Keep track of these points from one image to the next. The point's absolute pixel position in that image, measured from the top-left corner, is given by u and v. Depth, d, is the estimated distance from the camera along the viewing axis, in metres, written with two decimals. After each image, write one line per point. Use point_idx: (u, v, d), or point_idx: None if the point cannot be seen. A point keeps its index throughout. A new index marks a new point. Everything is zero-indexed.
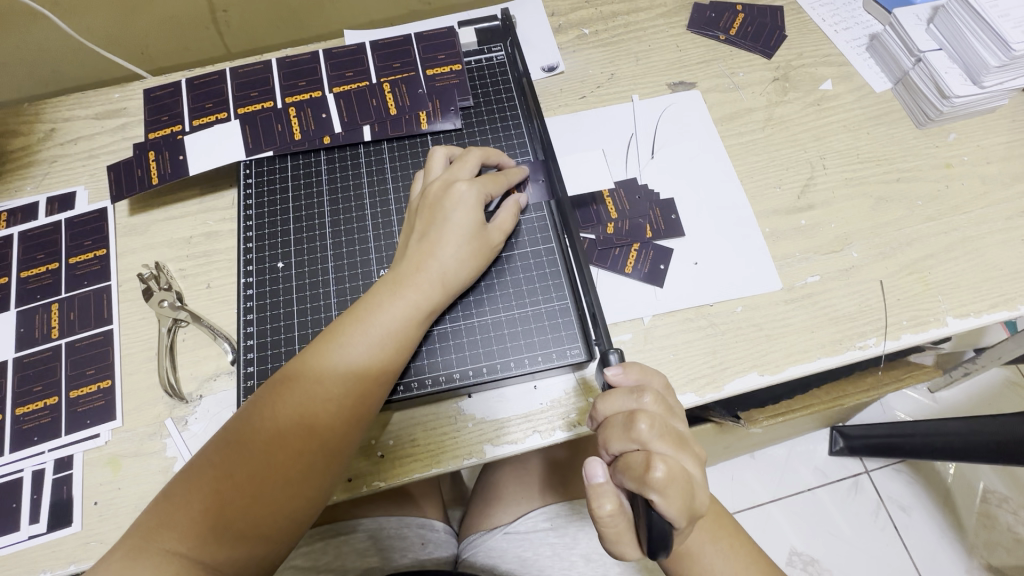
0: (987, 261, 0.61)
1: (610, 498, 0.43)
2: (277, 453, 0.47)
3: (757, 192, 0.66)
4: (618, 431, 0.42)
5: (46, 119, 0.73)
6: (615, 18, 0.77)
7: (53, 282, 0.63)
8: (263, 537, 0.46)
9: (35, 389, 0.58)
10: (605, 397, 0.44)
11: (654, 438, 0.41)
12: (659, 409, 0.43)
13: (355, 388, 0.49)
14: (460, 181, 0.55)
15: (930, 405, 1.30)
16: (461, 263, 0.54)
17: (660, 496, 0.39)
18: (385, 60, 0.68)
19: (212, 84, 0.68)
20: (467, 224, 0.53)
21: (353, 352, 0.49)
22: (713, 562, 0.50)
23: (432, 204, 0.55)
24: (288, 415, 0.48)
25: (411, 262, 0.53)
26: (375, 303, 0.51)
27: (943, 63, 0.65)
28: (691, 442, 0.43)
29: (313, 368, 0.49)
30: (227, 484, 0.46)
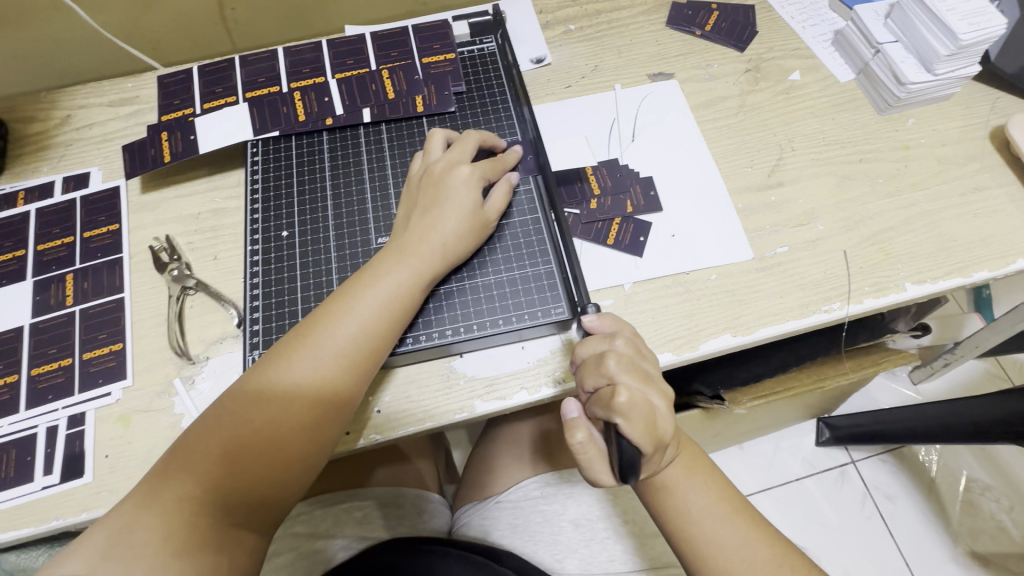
0: (943, 233, 0.66)
1: (582, 428, 0.50)
2: (289, 406, 0.50)
3: (730, 171, 0.71)
4: (592, 369, 0.50)
5: (62, 106, 0.77)
6: (599, 15, 0.83)
7: (68, 254, 0.67)
8: (274, 485, 0.49)
9: (50, 351, 0.62)
10: (583, 343, 0.52)
11: (619, 373, 0.49)
12: (628, 351, 0.51)
13: (362, 347, 0.52)
14: (462, 164, 0.60)
15: (912, 395, 1.34)
16: (460, 237, 0.58)
17: (625, 421, 0.46)
18: (383, 49, 0.73)
19: (221, 71, 0.72)
20: (467, 202, 0.58)
21: (361, 313, 0.53)
22: (687, 495, 0.55)
23: (435, 182, 0.59)
24: (299, 371, 0.51)
25: (415, 232, 0.57)
26: (381, 268, 0.55)
27: (899, 53, 0.71)
28: (657, 380, 0.51)
29: (323, 327, 0.52)
30: (239, 435, 0.48)
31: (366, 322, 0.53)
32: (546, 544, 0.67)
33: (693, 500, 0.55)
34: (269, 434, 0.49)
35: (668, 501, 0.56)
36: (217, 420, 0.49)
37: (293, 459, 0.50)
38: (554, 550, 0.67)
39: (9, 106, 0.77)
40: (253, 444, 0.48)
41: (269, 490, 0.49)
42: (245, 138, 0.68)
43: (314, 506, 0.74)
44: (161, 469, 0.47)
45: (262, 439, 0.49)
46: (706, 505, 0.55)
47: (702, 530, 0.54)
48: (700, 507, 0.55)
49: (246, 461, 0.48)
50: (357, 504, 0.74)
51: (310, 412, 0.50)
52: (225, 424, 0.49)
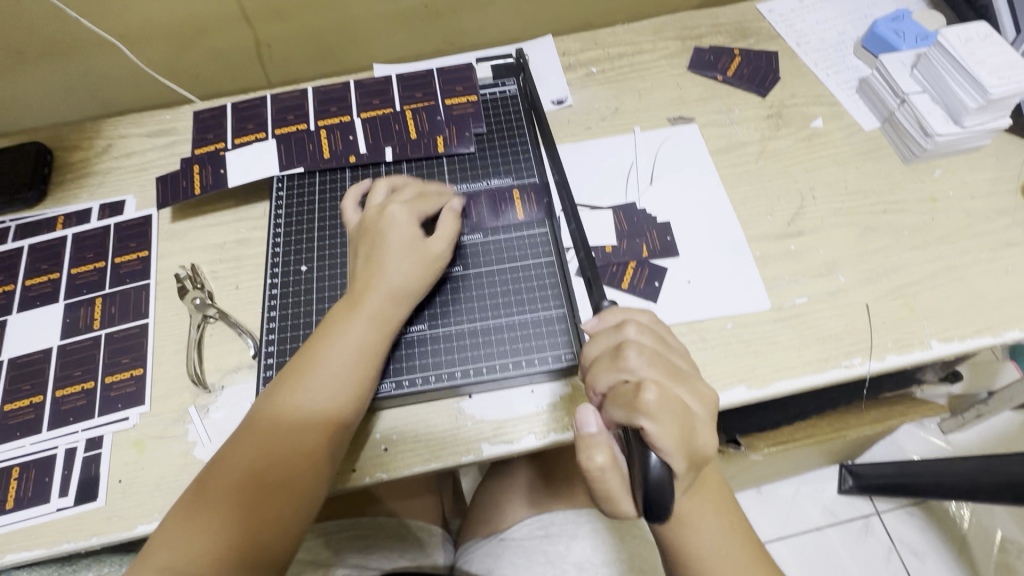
0: (972, 289, 0.64)
1: (602, 449, 0.43)
2: (280, 451, 0.51)
3: (749, 218, 0.70)
4: (607, 365, 0.45)
5: (104, 136, 0.81)
6: (621, 58, 0.84)
7: (99, 278, 0.70)
8: (281, 523, 0.50)
9: (74, 374, 0.64)
10: (595, 338, 0.48)
11: (642, 365, 0.44)
12: (648, 342, 0.46)
13: (348, 383, 0.53)
14: (393, 204, 0.60)
15: (942, 446, 1.28)
16: (416, 278, 0.58)
17: (652, 423, 0.40)
18: (408, 90, 0.75)
19: (253, 108, 0.75)
20: (404, 240, 0.58)
21: (336, 356, 0.54)
22: (702, 534, 0.52)
23: (370, 229, 0.60)
24: (285, 416, 0.52)
25: (363, 280, 0.57)
26: (341, 319, 0.56)
27: (926, 104, 0.70)
28: (687, 374, 0.45)
29: (302, 372, 0.53)
30: (247, 475, 0.50)
31: (345, 362, 0.54)
32: None
33: (707, 538, 0.52)
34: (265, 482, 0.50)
35: (683, 539, 0.52)
36: (213, 472, 0.51)
37: (296, 499, 0.50)
38: None
39: (56, 134, 0.82)
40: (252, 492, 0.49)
41: (270, 535, 0.49)
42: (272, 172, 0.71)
43: (318, 533, 0.73)
44: (170, 525, 0.49)
45: (268, 479, 0.50)
46: (719, 543, 0.52)
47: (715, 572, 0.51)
48: (712, 547, 0.52)
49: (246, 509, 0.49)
50: (358, 534, 0.74)
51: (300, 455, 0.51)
52: (222, 476, 0.50)
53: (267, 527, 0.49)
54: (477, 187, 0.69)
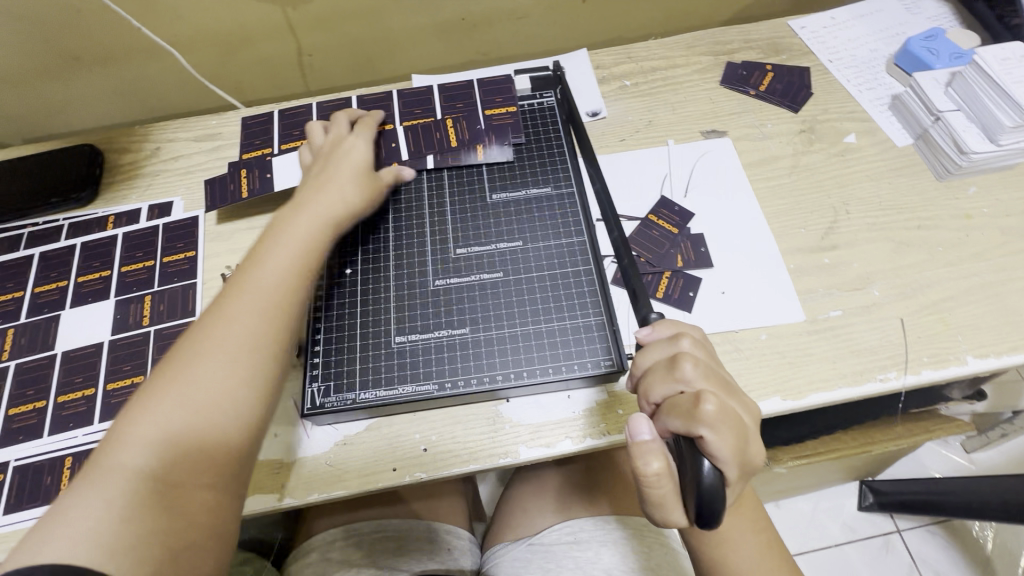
0: (1007, 306, 0.64)
1: (657, 455, 0.42)
2: (228, 344, 0.50)
3: (783, 231, 0.71)
4: (662, 376, 0.47)
5: (153, 139, 0.85)
6: (654, 72, 0.85)
7: (148, 277, 0.72)
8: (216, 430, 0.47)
9: (124, 368, 0.66)
10: (649, 350, 0.49)
11: (699, 378, 0.45)
12: (701, 356, 0.47)
13: (289, 282, 0.55)
14: (347, 137, 0.70)
15: (966, 466, 1.27)
16: (359, 194, 0.65)
17: (711, 433, 0.41)
18: (449, 101, 0.77)
19: (299, 115, 0.78)
20: (358, 165, 0.67)
21: (272, 257, 0.57)
22: (740, 552, 0.52)
23: (327, 154, 0.68)
24: (222, 327, 0.51)
25: (306, 193, 0.63)
26: (275, 228, 0.60)
27: (961, 122, 0.70)
28: (737, 390, 0.47)
29: (254, 274, 0.55)
30: (174, 391, 0.47)
31: (286, 262, 0.57)
32: None
33: (746, 559, 0.52)
34: (212, 384, 0.48)
35: (721, 557, 0.52)
36: (159, 375, 0.49)
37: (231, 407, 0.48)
38: None
39: (107, 136, 0.85)
40: (212, 403, 0.47)
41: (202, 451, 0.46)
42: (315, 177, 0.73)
43: (349, 532, 0.74)
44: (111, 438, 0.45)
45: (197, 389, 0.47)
46: (758, 563, 0.52)
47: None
48: (751, 567, 0.52)
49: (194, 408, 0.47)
50: (388, 534, 0.74)
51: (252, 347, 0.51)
52: (164, 381, 0.48)
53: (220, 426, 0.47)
54: (516, 195, 0.71)
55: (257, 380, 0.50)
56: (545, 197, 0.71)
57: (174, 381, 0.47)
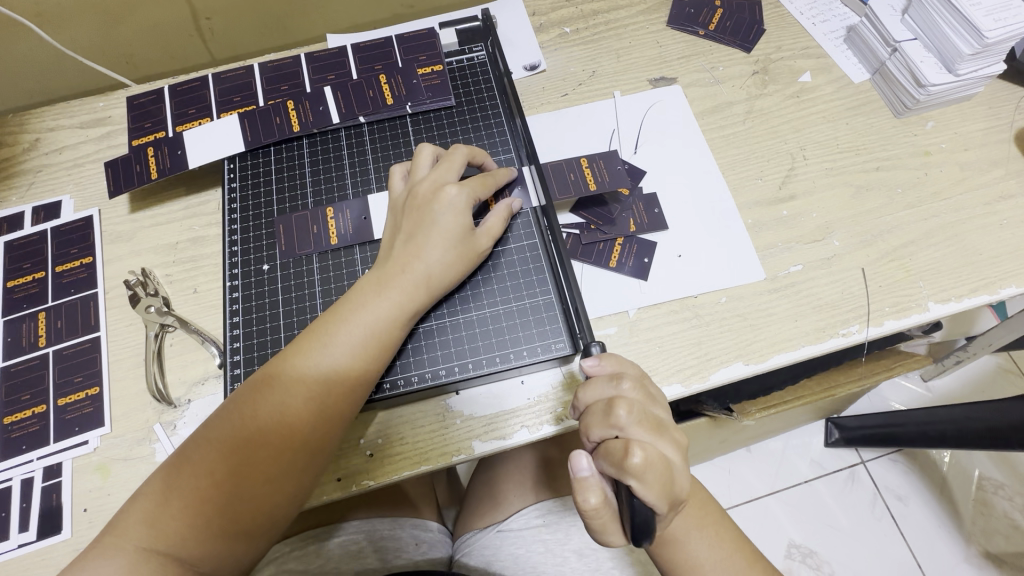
0: (966, 245, 0.62)
1: (596, 491, 0.42)
2: (250, 451, 0.46)
3: (739, 183, 0.67)
4: (598, 418, 0.44)
5: (30, 129, 0.72)
6: (596, 16, 0.78)
7: (40, 291, 0.63)
8: (242, 531, 0.46)
9: (22, 398, 0.59)
10: (588, 386, 0.46)
11: (631, 423, 0.42)
12: (637, 397, 0.44)
13: (334, 389, 0.48)
14: (449, 184, 0.55)
15: (924, 394, 1.31)
16: (449, 267, 0.54)
17: (639, 483, 0.39)
18: (367, 62, 0.69)
19: (194, 90, 0.68)
20: (454, 227, 0.53)
21: (335, 352, 0.49)
22: (695, 549, 0.50)
23: (421, 206, 0.54)
24: (268, 416, 0.47)
25: (397, 261, 0.53)
26: (363, 299, 0.51)
27: (918, 52, 0.66)
28: (670, 426, 0.44)
29: (301, 359, 0.49)
30: (207, 481, 0.45)
31: (338, 363, 0.49)
32: None
33: (697, 549, 0.50)
34: (246, 494, 0.46)
35: (670, 552, 0.51)
36: (194, 449, 0.47)
37: (258, 508, 0.46)
38: None
39: None
40: (233, 511, 0.45)
41: (239, 543, 0.46)
42: (232, 153, 0.65)
43: (307, 540, 0.68)
44: (137, 505, 0.45)
45: (226, 483, 0.45)
46: (713, 556, 0.50)
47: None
48: (702, 558, 0.50)
49: (215, 507, 0.45)
50: (351, 535, 0.69)
51: (285, 452, 0.47)
52: (194, 465, 0.46)
53: (238, 531, 0.46)
54: None
55: (271, 492, 0.47)
56: (572, 160, 0.65)
57: (199, 474, 0.45)
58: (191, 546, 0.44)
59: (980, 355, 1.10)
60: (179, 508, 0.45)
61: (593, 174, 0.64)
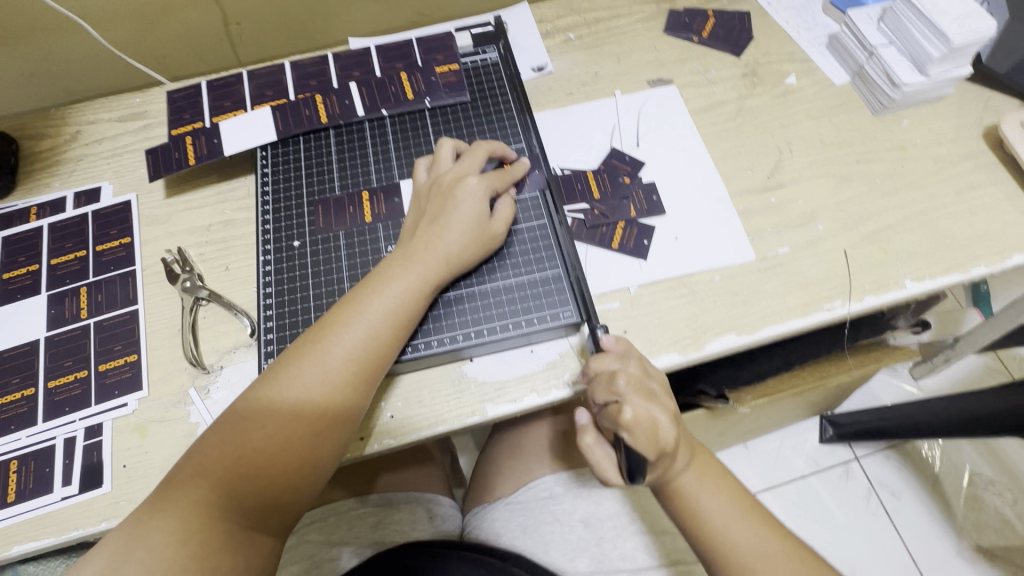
0: (940, 231, 0.67)
1: (591, 433, 0.56)
2: (292, 413, 0.51)
3: (730, 174, 0.72)
4: (601, 385, 0.52)
5: (72, 122, 0.78)
6: (598, 24, 0.84)
7: (81, 268, 0.68)
8: (286, 486, 0.50)
9: (65, 364, 0.63)
10: (598, 357, 0.53)
11: (629, 392, 0.51)
12: (635, 370, 0.53)
13: (369, 354, 0.53)
14: (470, 175, 0.60)
15: (914, 391, 1.35)
16: (468, 246, 0.58)
17: (631, 437, 0.50)
18: (389, 61, 0.75)
19: (229, 85, 0.74)
20: (472, 212, 0.59)
21: (366, 322, 0.54)
22: (702, 496, 0.55)
23: (443, 192, 0.60)
24: (306, 381, 0.51)
25: (422, 238, 0.58)
26: (390, 273, 0.56)
27: (893, 56, 0.72)
28: (661, 396, 0.53)
29: (337, 328, 0.53)
30: (251, 440, 0.49)
31: (372, 330, 0.54)
32: (558, 542, 0.68)
33: (709, 501, 0.55)
34: (289, 451, 0.50)
35: (683, 505, 0.55)
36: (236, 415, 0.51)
37: (300, 465, 0.50)
38: (566, 549, 0.68)
39: (18, 123, 0.78)
40: (276, 469, 0.49)
41: (281, 499, 0.50)
42: (264, 141, 0.70)
43: (327, 513, 0.72)
44: (186, 462, 0.49)
45: (274, 440, 0.50)
46: (720, 506, 0.55)
47: (722, 531, 0.54)
48: (709, 506, 0.55)
49: (261, 463, 0.49)
50: (368, 510, 0.73)
51: (323, 413, 0.51)
52: (239, 424, 0.50)
53: (282, 487, 0.50)
54: None
55: (310, 450, 0.51)
56: (580, 171, 0.72)
57: (246, 434, 0.50)
58: (238, 501, 0.48)
59: (966, 353, 1.15)
60: (227, 465, 0.48)
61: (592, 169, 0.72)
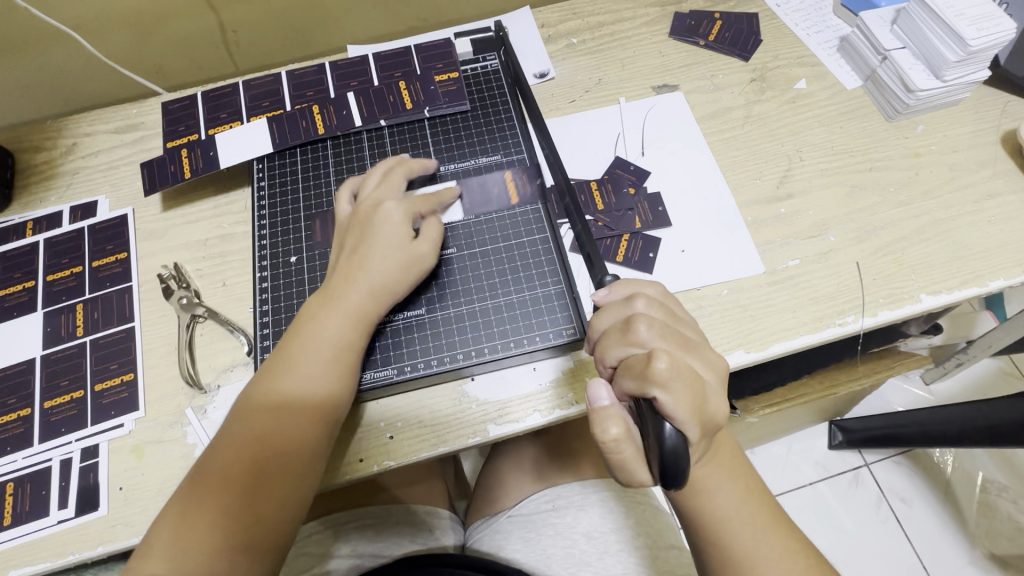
0: (957, 242, 0.65)
1: (615, 421, 0.42)
2: (243, 465, 0.49)
3: (739, 183, 0.70)
4: (618, 338, 0.45)
5: (68, 134, 0.77)
6: (601, 28, 0.82)
7: (78, 284, 0.67)
8: (252, 536, 0.48)
9: (61, 384, 0.62)
10: (602, 312, 0.48)
11: (653, 338, 0.44)
12: (658, 316, 0.46)
13: (308, 396, 0.51)
14: (387, 201, 0.59)
15: (925, 397, 1.32)
16: (400, 271, 0.56)
17: (664, 393, 0.40)
18: (387, 70, 0.73)
19: (225, 96, 0.72)
20: (396, 238, 0.57)
21: (302, 365, 0.52)
22: (718, 498, 0.51)
23: (361, 223, 0.58)
24: (252, 432, 0.50)
25: (342, 271, 0.56)
26: (313, 314, 0.54)
27: (907, 60, 0.70)
28: (697, 344, 0.45)
29: (277, 375, 0.52)
30: (207, 501, 0.48)
31: (309, 371, 0.52)
32: (560, 556, 0.66)
33: (723, 501, 0.51)
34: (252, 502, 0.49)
35: (697, 503, 0.52)
36: (200, 467, 0.50)
37: (261, 513, 0.49)
38: (568, 563, 0.66)
39: (13, 135, 0.77)
40: (238, 521, 0.48)
41: (253, 547, 0.48)
42: (261, 153, 0.69)
43: (326, 524, 0.71)
44: (150, 529, 0.49)
45: (227, 495, 0.48)
46: (739, 508, 0.51)
47: (733, 535, 0.51)
48: (729, 510, 0.51)
49: (224, 518, 0.48)
50: (368, 522, 0.72)
51: (280, 458, 0.50)
52: (195, 486, 0.49)
53: (249, 535, 0.48)
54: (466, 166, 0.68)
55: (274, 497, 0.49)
56: (583, 181, 0.70)
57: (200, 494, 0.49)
58: (204, 559, 0.47)
59: (980, 357, 1.11)
60: (184, 526, 0.47)
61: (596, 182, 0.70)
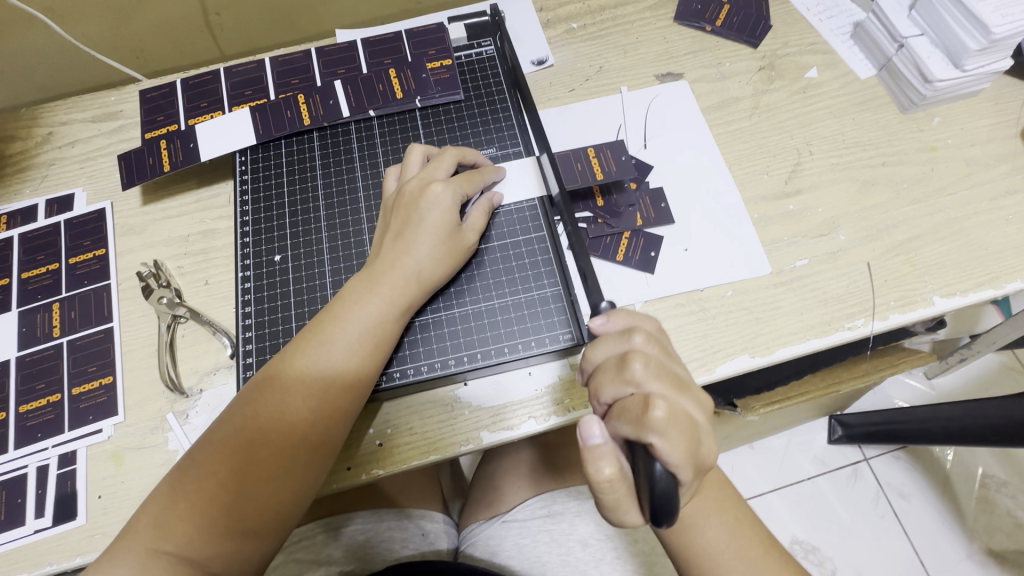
0: (972, 241, 0.62)
1: (609, 460, 0.40)
2: (255, 451, 0.47)
3: (745, 178, 0.67)
4: (612, 375, 0.42)
5: (43, 123, 0.73)
6: (603, 12, 0.78)
7: (54, 282, 0.64)
8: (253, 530, 0.46)
9: (37, 387, 0.60)
10: (596, 344, 0.45)
11: (648, 378, 0.41)
12: (654, 352, 0.43)
13: (332, 386, 0.49)
14: (436, 181, 0.55)
15: (928, 391, 1.30)
16: (439, 261, 0.54)
17: (661, 440, 0.37)
18: (376, 56, 0.70)
19: (206, 84, 0.69)
20: (442, 224, 0.54)
21: (326, 350, 0.49)
22: (708, 534, 0.50)
23: (408, 203, 0.54)
24: (271, 415, 0.48)
25: (386, 258, 0.53)
26: (353, 298, 0.52)
27: (924, 48, 0.66)
28: (690, 385, 0.43)
29: (299, 358, 0.49)
30: (213, 484, 0.46)
31: (334, 359, 0.49)
32: (555, 565, 0.65)
33: (713, 536, 0.50)
34: (256, 493, 0.46)
35: (685, 540, 0.50)
36: (199, 453, 0.48)
37: (264, 506, 0.47)
38: (563, 571, 0.64)
39: None
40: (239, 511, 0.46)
41: (252, 539, 0.46)
42: (243, 146, 0.65)
43: (315, 530, 0.69)
44: (147, 509, 0.46)
45: (235, 481, 0.46)
46: (730, 544, 0.49)
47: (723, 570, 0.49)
48: (720, 547, 0.49)
49: (226, 506, 0.46)
50: (358, 526, 0.69)
51: (293, 449, 0.47)
52: (200, 468, 0.47)
53: (250, 530, 0.46)
54: None
55: (280, 490, 0.47)
56: (580, 150, 0.65)
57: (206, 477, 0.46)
58: (201, 546, 0.45)
59: (984, 353, 1.08)
60: (186, 512, 0.45)
61: (601, 164, 0.64)
